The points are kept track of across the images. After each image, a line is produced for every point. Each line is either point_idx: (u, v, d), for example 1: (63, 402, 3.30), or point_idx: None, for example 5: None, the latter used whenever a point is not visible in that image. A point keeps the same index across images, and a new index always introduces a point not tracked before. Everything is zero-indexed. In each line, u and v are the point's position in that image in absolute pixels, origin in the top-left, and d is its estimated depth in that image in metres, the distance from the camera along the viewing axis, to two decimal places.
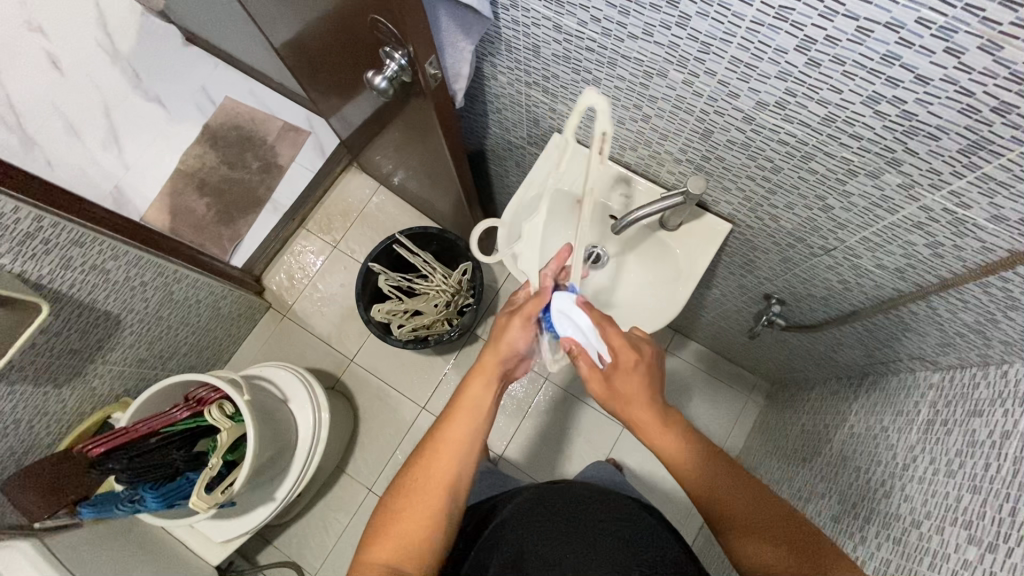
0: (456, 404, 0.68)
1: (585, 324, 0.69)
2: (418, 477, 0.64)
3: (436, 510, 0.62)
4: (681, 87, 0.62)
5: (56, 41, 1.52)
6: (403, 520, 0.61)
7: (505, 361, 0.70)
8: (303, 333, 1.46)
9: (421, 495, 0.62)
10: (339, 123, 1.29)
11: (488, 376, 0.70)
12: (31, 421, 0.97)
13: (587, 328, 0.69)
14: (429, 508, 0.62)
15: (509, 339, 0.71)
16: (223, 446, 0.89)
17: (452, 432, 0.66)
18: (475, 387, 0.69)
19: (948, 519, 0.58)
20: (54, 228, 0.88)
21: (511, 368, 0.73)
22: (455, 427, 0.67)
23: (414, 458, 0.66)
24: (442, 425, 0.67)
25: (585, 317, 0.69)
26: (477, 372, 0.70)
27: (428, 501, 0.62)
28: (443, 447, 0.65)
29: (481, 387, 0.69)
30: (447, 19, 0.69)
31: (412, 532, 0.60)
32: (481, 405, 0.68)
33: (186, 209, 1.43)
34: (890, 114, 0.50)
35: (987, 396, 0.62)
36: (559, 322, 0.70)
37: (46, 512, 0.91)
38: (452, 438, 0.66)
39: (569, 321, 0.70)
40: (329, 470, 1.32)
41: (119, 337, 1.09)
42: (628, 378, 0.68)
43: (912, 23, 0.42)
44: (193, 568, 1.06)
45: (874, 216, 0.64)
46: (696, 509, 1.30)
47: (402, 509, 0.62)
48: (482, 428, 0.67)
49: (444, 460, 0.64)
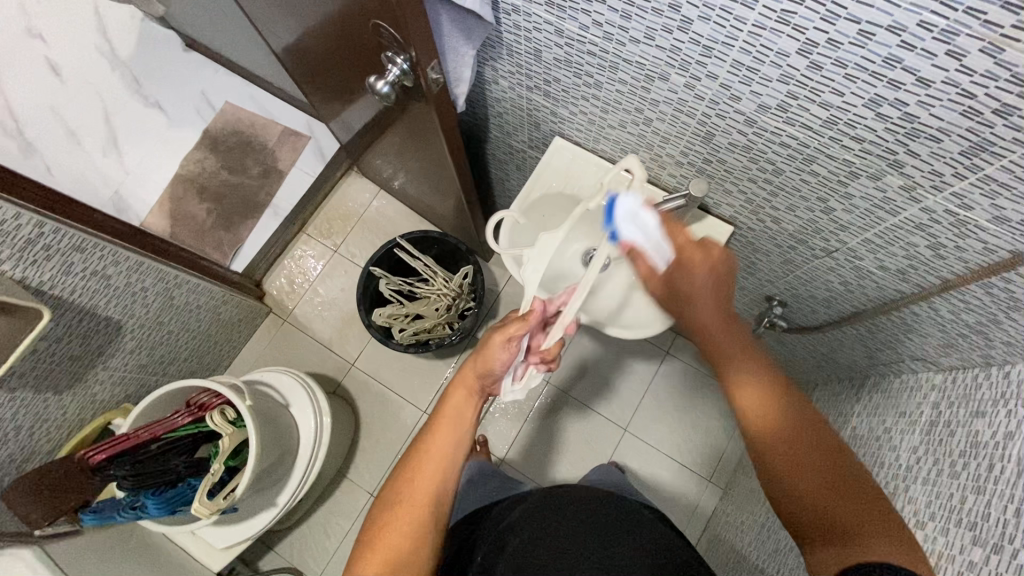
0: (437, 416, 0.67)
1: (651, 224, 0.60)
2: (403, 491, 0.63)
3: (422, 522, 0.62)
4: (682, 90, 0.63)
5: (56, 47, 1.52)
6: (387, 534, 0.61)
7: (485, 376, 0.67)
8: (303, 337, 1.46)
9: (407, 508, 0.62)
10: (340, 128, 1.29)
11: (470, 388, 0.68)
12: (31, 429, 0.97)
13: (652, 230, 0.60)
14: (415, 519, 0.61)
15: (491, 362, 0.66)
16: (225, 451, 0.89)
17: (433, 447, 0.65)
18: (455, 398, 0.68)
19: (953, 520, 0.58)
20: (55, 234, 0.88)
21: (494, 387, 0.69)
22: (440, 439, 0.65)
23: (399, 468, 0.65)
24: (422, 439, 0.66)
25: (652, 219, 0.60)
26: (459, 381, 0.68)
27: (415, 514, 0.62)
28: (424, 461, 0.64)
29: (461, 401, 0.67)
30: (449, 24, 0.69)
31: (399, 548, 0.60)
32: (462, 419, 0.67)
33: (186, 214, 1.42)
34: (892, 116, 0.50)
35: (990, 396, 0.62)
36: (627, 228, 0.58)
37: (48, 519, 0.89)
38: (434, 452, 0.65)
39: (636, 223, 0.59)
40: (330, 476, 1.32)
41: (119, 342, 1.09)
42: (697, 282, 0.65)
43: (914, 26, 0.42)
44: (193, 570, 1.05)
45: (877, 218, 0.64)
46: (699, 510, 1.31)
47: (388, 520, 0.62)
48: (462, 442, 0.66)
49: (426, 474, 0.64)
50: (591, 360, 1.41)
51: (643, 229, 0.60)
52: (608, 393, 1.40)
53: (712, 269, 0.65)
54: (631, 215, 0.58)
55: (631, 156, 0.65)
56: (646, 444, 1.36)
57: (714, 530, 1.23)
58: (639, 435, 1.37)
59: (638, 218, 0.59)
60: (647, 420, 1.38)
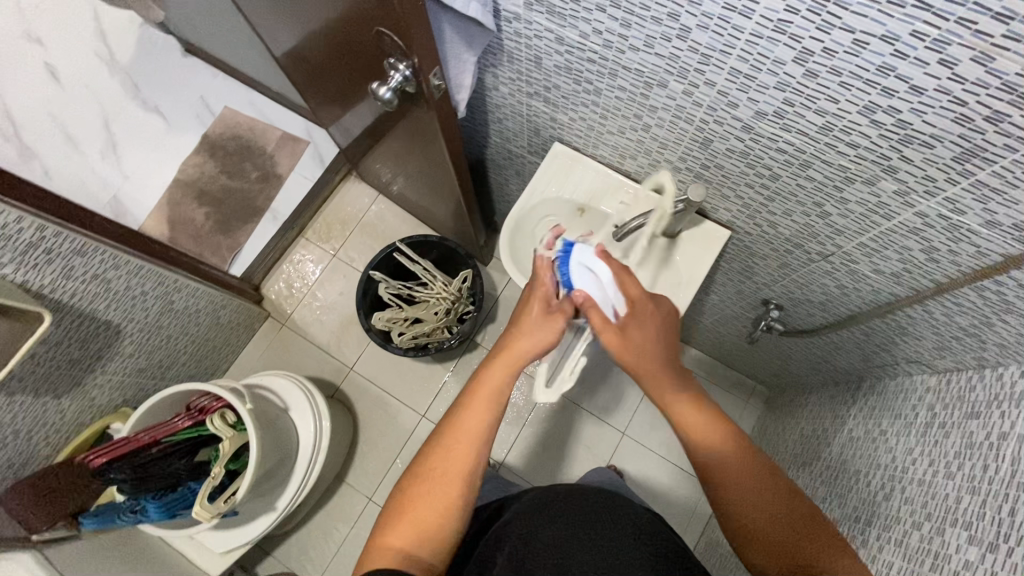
0: (475, 390, 0.65)
1: (606, 276, 0.67)
2: (435, 464, 0.62)
3: (455, 497, 0.60)
4: (680, 97, 0.64)
5: (56, 52, 1.52)
6: (418, 506, 0.59)
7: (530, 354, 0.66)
8: (301, 342, 1.47)
9: (437, 483, 0.60)
10: (339, 133, 1.30)
11: (511, 364, 0.66)
12: (30, 432, 0.97)
13: (606, 280, 0.67)
14: (446, 495, 0.60)
15: (533, 339, 0.66)
16: (225, 455, 0.89)
17: (469, 419, 0.63)
18: (496, 371, 0.66)
19: (948, 520, 0.59)
20: (56, 238, 0.89)
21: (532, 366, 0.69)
22: (475, 416, 0.64)
23: (430, 446, 0.64)
24: (457, 414, 0.65)
25: (606, 268, 0.67)
26: (501, 356, 0.67)
27: (445, 487, 0.60)
28: (461, 435, 0.63)
29: (502, 374, 0.66)
30: (451, 31, 0.70)
31: (430, 518, 0.59)
32: (502, 393, 0.65)
33: (185, 218, 1.43)
34: (886, 122, 0.51)
35: (984, 398, 0.63)
36: (578, 275, 0.68)
37: (46, 523, 0.89)
38: (470, 426, 0.63)
39: (587, 273, 0.68)
40: (329, 480, 1.32)
41: (118, 347, 1.09)
42: (643, 326, 0.67)
43: (907, 36, 0.43)
44: (171, 561, 1.06)
45: (871, 222, 0.65)
46: (696, 514, 1.31)
47: (416, 495, 0.60)
48: (497, 419, 0.64)
49: (460, 450, 0.62)
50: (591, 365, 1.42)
51: (598, 280, 0.67)
52: (607, 397, 1.41)
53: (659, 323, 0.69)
54: (583, 264, 0.68)
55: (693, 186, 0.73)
56: (645, 448, 1.37)
57: (711, 535, 1.23)
58: (638, 439, 1.38)
59: (589, 270, 0.68)
60: (645, 423, 1.39)
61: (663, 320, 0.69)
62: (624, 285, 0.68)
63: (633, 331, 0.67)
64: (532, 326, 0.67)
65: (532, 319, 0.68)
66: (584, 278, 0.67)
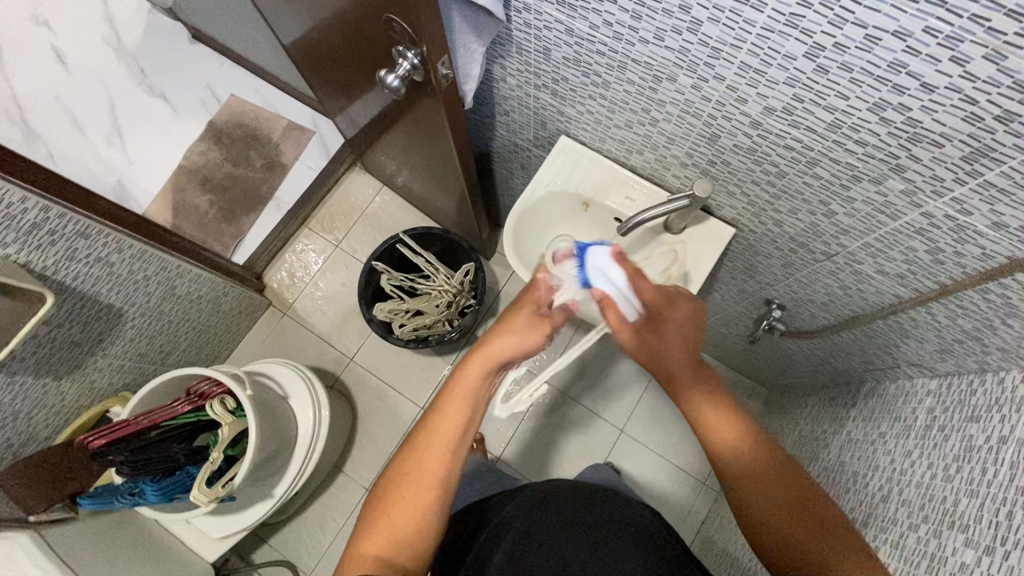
0: (451, 389, 0.64)
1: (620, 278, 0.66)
2: (409, 468, 0.61)
3: (431, 501, 0.59)
4: (690, 91, 0.64)
5: (62, 35, 1.52)
6: (393, 514, 0.59)
7: (508, 352, 0.65)
8: (302, 331, 1.47)
9: (412, 489, 0.59)
10: (345, 123, 1.30)
11: (488, 364, 0.65)
12: (29, 414, 0.98)
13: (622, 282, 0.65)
14: (421, 500, 0.59)
15: (516, 338, 0.65)
16: (224, 441, 0.90)
17: (444, 421, 0.63)
18: (472, 370, 0.64)
19: (946, 523, 0.59)
20: (60, 219, 0.89)
21: (513, 363, 0.68)
22: (449, 417, 0.63)
23: (404, 448, 0.63)
24: (431, 416, 0.64)
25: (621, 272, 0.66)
26: (477, 356, 0.65)
27: (420, 493, 0.59)
28: (434, 438, 0.62)
29: (478, 374, 0.64)
30: (460, 20, 0.70)
31: (405, 525, 0.58)
32: (477, 390, 0.64)
33: (189, 205, 1.43)
34: (895, 120, 0.51)
35: (984, 402, 0.63)
36: (593, 276, 0.66)
37: (43, 505, 0.88)
38: (444, 429, 0.62)
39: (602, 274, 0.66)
40: (328, 468, 1.32)
41: (120, 330, 1.09)
42: (667, 333, 0.66)
43: (919, 32, 0.43)
44: (174, 548, 1.07)
45: (877, 222, 0.65)
46: (693, 510, 1.31)
47: (391, 502, 0.59)
48: (474, 417, 0.64)
49: (435, 454, 0.61)
50: (591, 361, 1.42)
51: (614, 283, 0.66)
52: (606, 394, 1.40)
53: (682, 325, 0.67)
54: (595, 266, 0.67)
55: (703, 183, 0.72)
56: (644, 446, 1.37)
57: (706, 534, 1.23)
58: (637, 437, 1.38)
59: (605, 269, 0.66)
60: (644, 421, 1.39)
61: (686, 322, 0.67)
62: (638, 287, 0.66)
63: (651, 338, 0.66)
64: (517, 326, 0.66)
65: (522, 317, 0.67)
66: (600, 281, 0.66)
